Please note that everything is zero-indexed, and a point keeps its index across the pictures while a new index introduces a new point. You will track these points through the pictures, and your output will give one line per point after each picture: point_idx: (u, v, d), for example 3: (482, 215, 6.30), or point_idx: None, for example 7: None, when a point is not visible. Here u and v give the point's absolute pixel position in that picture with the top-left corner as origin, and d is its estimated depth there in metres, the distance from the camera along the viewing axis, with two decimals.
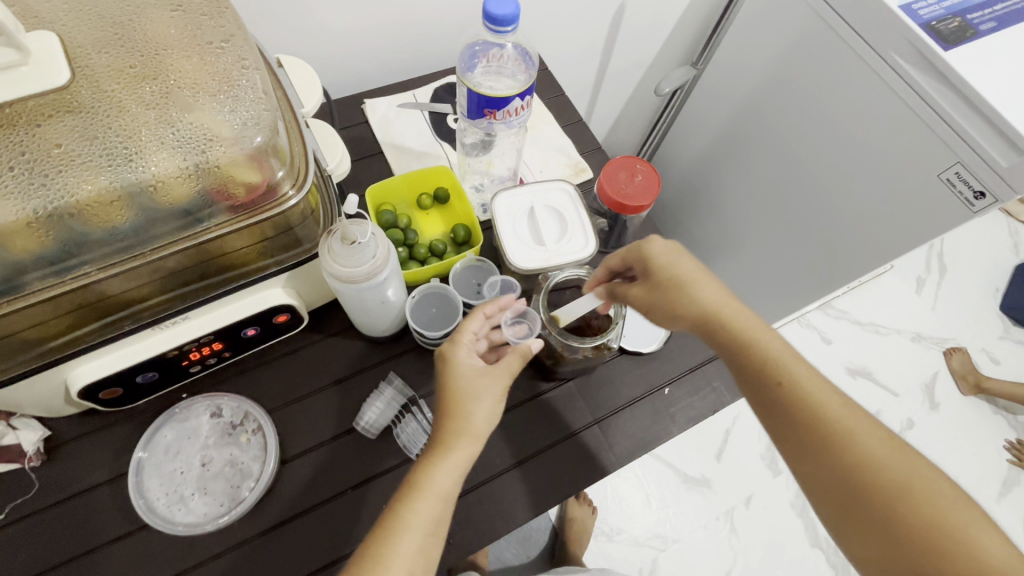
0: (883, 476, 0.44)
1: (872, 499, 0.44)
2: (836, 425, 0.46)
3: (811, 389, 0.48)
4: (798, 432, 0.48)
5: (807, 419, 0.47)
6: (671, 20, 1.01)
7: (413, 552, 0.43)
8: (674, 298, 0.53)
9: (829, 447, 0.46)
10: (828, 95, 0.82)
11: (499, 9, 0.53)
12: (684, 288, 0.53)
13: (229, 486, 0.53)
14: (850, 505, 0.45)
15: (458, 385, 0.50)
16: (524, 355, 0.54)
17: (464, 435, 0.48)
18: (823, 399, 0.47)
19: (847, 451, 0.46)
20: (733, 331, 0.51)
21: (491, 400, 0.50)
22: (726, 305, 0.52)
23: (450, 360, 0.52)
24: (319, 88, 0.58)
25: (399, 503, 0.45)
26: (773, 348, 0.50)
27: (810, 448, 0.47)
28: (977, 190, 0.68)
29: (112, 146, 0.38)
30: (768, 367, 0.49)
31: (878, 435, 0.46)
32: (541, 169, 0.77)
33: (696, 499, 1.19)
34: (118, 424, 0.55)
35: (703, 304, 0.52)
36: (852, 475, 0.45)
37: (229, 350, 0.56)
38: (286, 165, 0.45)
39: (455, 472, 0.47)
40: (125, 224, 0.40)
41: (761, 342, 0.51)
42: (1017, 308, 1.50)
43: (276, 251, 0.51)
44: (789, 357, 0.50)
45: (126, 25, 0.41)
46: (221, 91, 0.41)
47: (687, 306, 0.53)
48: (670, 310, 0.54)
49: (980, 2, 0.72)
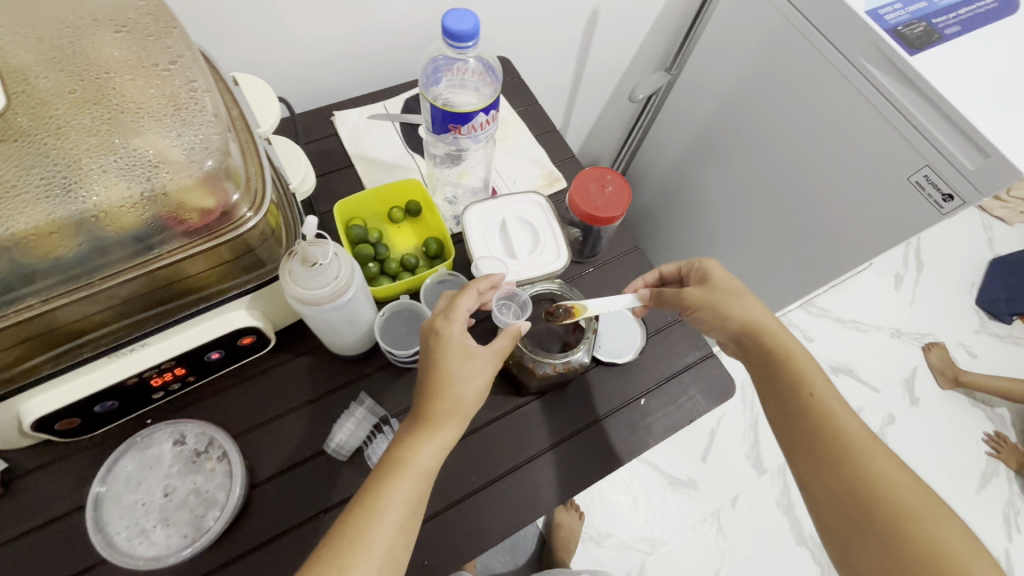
0: (889, 495, 0.45)
1: (876, 517, 0.45)
2: (851, 442, 0.48)
3: (837, 407, 0.50)
4: (815, 443, 0.49)
5: (825, 432, 0.49)
6: (645, 26, 1.01)
7: (393, 529, 0.43)
8: (731, 303, 0.56)
9: (842, 461, 0.47)
10: (796, 101, 0.82)
11: (458, 25, 0.52)
12: (740, 296, 0.56)
13: (193, 516, 0.51)
14: (854, 522, 0.46)
15: (448, 363, 0.49)
16: (512, 336, 0.52)
17: (451, 416, 0.48)
18: (843, 418, 0.49)
19: (860, 467, 0.47)
20: (775, 343, 0.53)
21: (480, 384, 0.50)
22: (774, 320, 0.55)
23: (443, 336, 0.50)
24: (277, 106, 0.57)
25: (382, 478, 0.45)
26: (805, 364, 0.52)
27: (824, 460, 0.48)
28: (946, 192, 0.69)
29: (53, 176, 0.37)
30: (796, 379, 0.52)
31: (892, 460, 0.47)
32: (513, 180, 0.77)
33: (683, 501, 1.21)
34: (80, 453, 0.54)
35: (754, 309, 0.55)
36: (859, 491, 0.46)
37: (193, 375, 0.54)
38: (242, 187, 0.44)
39: (439, 449, 0.48)
40: (71, 254, 0.39)
41: (794, 354, 0.53)
42: (992, 302, 1.53)
43: (238, 274, 0.50)
44: (818, 375, 0.52)
45: (67, 48, 0.40)
46: (169, 116, 0.40)
47: (742, 312, 0.55)
48: (726, 313, 0.55)
49: (944, 7, 0.73)
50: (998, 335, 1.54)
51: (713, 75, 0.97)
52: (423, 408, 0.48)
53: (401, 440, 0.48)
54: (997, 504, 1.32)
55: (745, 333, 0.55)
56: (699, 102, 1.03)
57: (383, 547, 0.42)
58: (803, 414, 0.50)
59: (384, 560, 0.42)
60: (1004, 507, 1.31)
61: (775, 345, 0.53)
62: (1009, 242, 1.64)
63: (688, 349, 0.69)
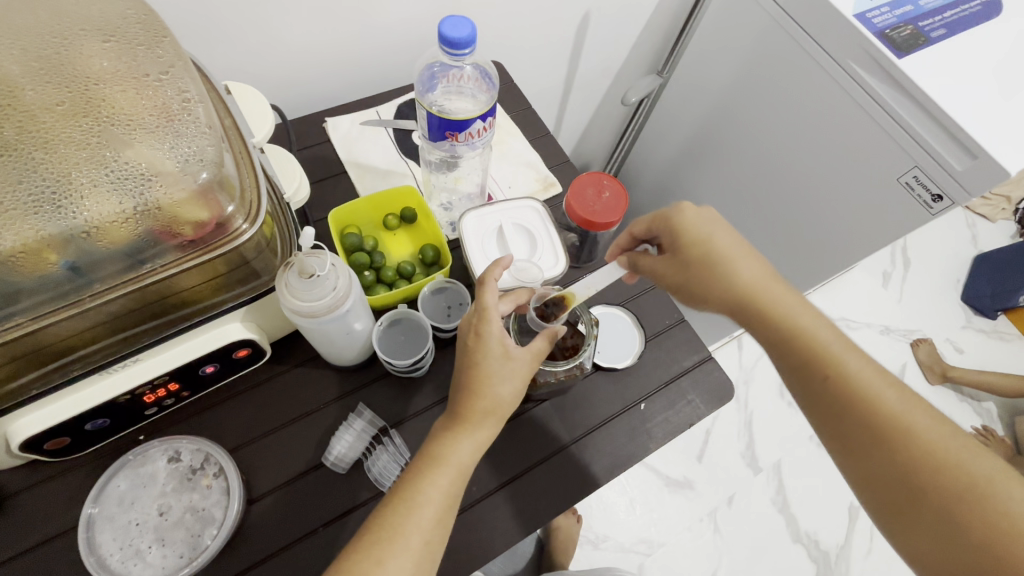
0: (943, 467, 0.42)
1: (931, 493, 0.42)
2: (892, 418, 0.44)
3: (868, 383, 0.46)
4: (857, 427, 0.45)
5: (863, 413, 0.45)
6: (635, 29, 1.01)
7: (429, 525, 0.46)
8: (734, 267, 0.50)
9: (887, 440, 0.44)
10: (787, 104, 0.83)
11: (454, 32, 0.52)
12: (716, 274, 0.51)
13: (190, 535, 0.49)
14: (908, 502, 0.43)
15: (488, 364, 0.51)
16: (548, 338, 0.53)
17: (489, 416, 0.51)
18: (878, 392, 0.45)
19: (907, 443, 0.44)
20: (775, 318, 0.49)
21: (518, 385, 0.52)
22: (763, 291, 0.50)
23: (483, 336, 0.51)
24: (270, 115, 0.56)
25: (422, 474, 0.48)
26: (822, 339, 0.48)
27: (868, 443, 0.45)
28: (934, 193, 0.69)
29: (41, 191, 0.36)
30: (821, 361, 0.47)
31: (937, 424, 0.44)
32: (509, 185, 0.76)
33: (679, 502, 1.21)
34: (70, 472, 0.52)
35: (737, 285, 0.50)
36: (910, 470, 0.43)
37: (187, 390, 0.53)
38: (237, 199, 0.43)
39: (475, 449, 0.50)
40: (60, 271, 0.38)
41: (810, 324, 0.49)
42: (977, 298, 1.55)
43: (233, 286, 0.49)
44: (843, 346, 0.48)
45: (54, 58, 0.39)
46: (162, 127, 0.39)
47: (743, 279, 0.50)
48: (726, 280, 0.50)
49: (930, 10, 0.74)
50: (984, 330, 1.57)
51: (705, 78, 0.98)
52: (462, 407, 0.51)
53: (440, 436, 0.51)
54: None
55: (751, 309, 0.50)
56: (690, 104, 1.04)
57: (421, 540, 0.46)
58: (834, 399, 0.46)
59: (421, 552, 0.45)
60: None
61: (786, 324, 0.49)
62: (993, 238, 1.67)
63: (686, 354, 0.69)
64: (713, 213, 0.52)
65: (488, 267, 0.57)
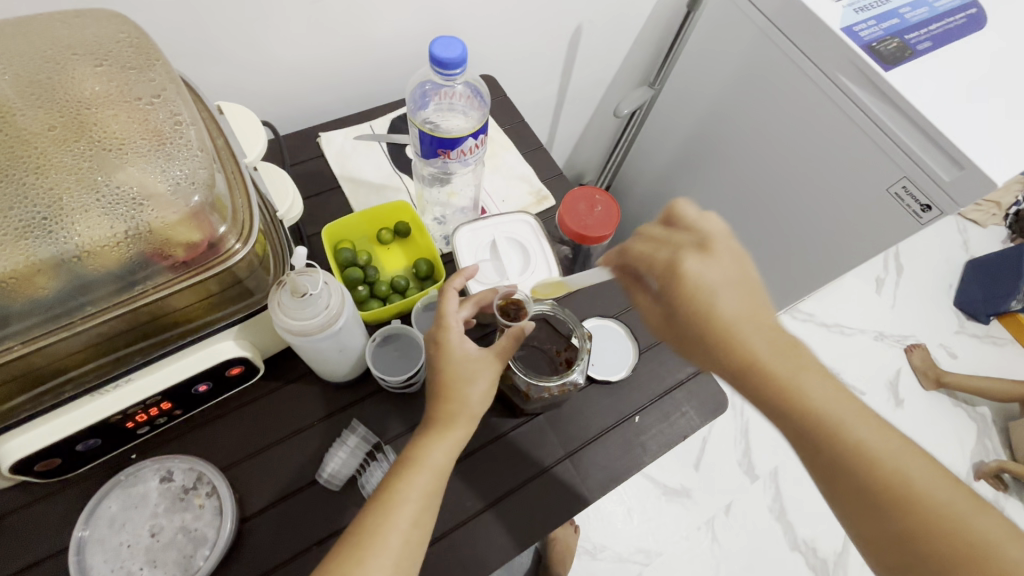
0: (937, 515, 0.40)
1: (926, 545, 0.40)
2: (885, 473, 0.42)
3: (853, 429, 0.43)
4: (849, 478, 0.43)
5: (854, 464, 0.43)
6: (627, 40, 1.02)
7: (407, 524, 0.46)
8: (722, 339, 0.46)
9: (882, 491, 0.42)
10: (777, 114, 0.84)
11: (446, 53, 0.52)
12: (735, 333, 0.46)
13: (182, 556, 0.49)
14: (908, 555, 0.41)
15: (451, 368, 0.52)
16: (514, 336, 0.54)
17: (460, 415, 0.51)
18: (870, 446, 0.43)
19: (899, 492, 0.41)
20: (768, 376, 0.45)
21: (487, 384, 0.53)
22: (763, 354, 0.46)
23: (441, 343, 0.53)
24: (263, 135, 0.57)
25: (398, 476, 0.49)
26: (810, 395, 0.44)
27: (857, 492, 0.43)
28: (924, 203, 0.71)
29: (32, 217, 0.36)
30: (811, 422, 0.44)
31: (930, 472, 0.42)
32: (502, 199, 0.77)
33: (677, 510, 1.20)
34: (62, 492, 0.52)
35: (751, 349, 0.46)
36: (910, 526, 0.41)
37: (179, 408, 0.52)
38: (229, 219, 0.43)
39: (451, 450, 0.51)
40: (51, 293, 0.38)
41: (796, 383, 0.45)
42: (970, 303, 1.57)
43: (226, 304, 0.49)
44: (828, 395, 0.44)
45: (46, 83, 0.39)
46: (154, 150, 0.39)
47: (734, 352, 0.46)
48: (719, 352, 0.47)
49: (916, 23, 0.75)
50: (977, 335, 1.58)
51: (696, 86, 0.98)
52: (436, 410, 0.52)
53: (416, 440, 0.51)
54: None
55: (739, 372, 0.46)
56: (682, 113, 1.04)
57: (399, 539, 0.45)
58: (823, 449, 0.44)
59: (400, 552, 0.45)
60: None
61: (774, 381, 0.45)
62: (983, 244, 1.68)
63: (681, 365, 0.69)
64: (721, 276, 0.48)
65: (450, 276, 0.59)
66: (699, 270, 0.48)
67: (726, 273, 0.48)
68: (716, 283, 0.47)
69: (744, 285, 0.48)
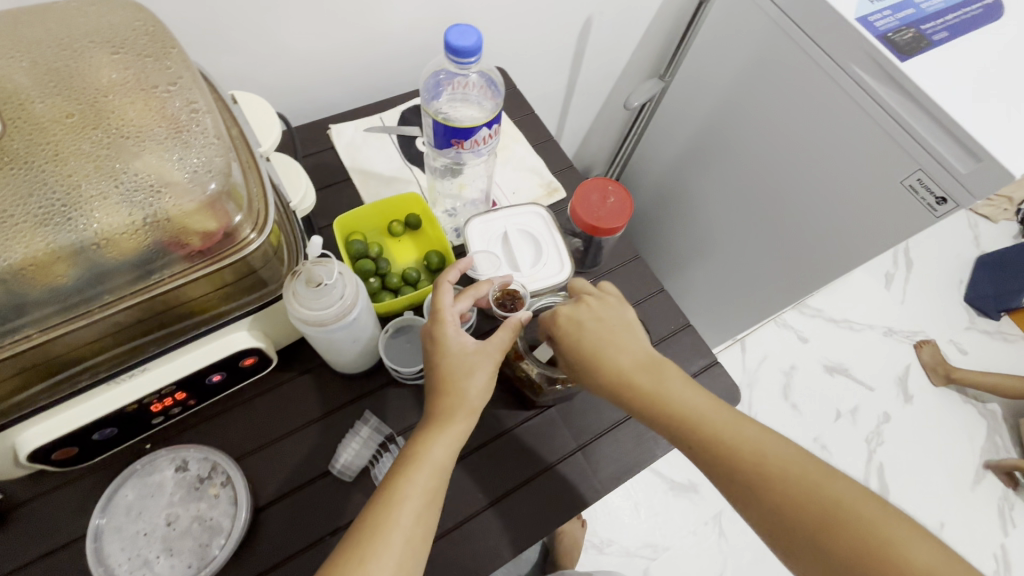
0: (799, 486, 0.45)
1: (799, 517, 0.44)
2: (751, 464, 0.47)
3: (720, 424, 0.50)
4: (728, 469, 0.48)
5: (729, 454, 0.48)
6: (637, 32, 1.01)
7: (409, 521, 0.45)
8: (596, 364, 0.54)
9: (754, 474, 0.47)
10: (789, 106, 0.83)
11: (461, 41, 0.52)
12: (603, 353, 0.54)
13: (198, 545, 0.49)
14: (783, 537, 0.45)
15: (449, 363, 0.52)
16: (512, 328, 0.54)
17: (460, 409, 0.51)
18: (737, 442, 0.48)
19: (767, 471, 0.46)
20: (641, 392, 0.52)
21: (488, 377, 0.52)
22: (631, 372, 0.54)
23: (438, 338, 0.52)
24: (277, 124, 0.56)
25: (397, 473, 0.48)
26: (680, 401, 0.51)
27: (737, 481, 0.47)
28: (939, 196, 0.69)
29: (51, 204, 0.36)
30: (685, 423, 0.50)
31: (792, 460, 0.47)
32: (513, 191, 0.76)
33: (684, 505, 1.20)
34: (78, 481, 0.52)
35: (619, 366, 0.54)
36: (775, 511, 0.45)
37: (194, 399, 0.53)
38: (244, 208, 0.43)
39: (453, 445, 0.50)
40: (69, 281, 0.38)
41: (667, 390, 0.52)
42: (980, 299, 1.55)
43: (241, 294, 0.49)
44: (693, 400, 0.51)
45: (63, 71, 0.39)
46: (171, 138, 0.39)
47: (610, 372, 0.54)
48: (594, 375, 0.54)
49: (933, 13, 0.74)
50: (987, 331, 1.56)
51: (707, 78, 0.97)
52: (436, 405, 0.51)
53: (416, 437, 0.50)
54: (991, 501, 1.33)
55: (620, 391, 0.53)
56: (691, 106, 1.04)
57: (402, 537, 0.44)
58: (700, 448, 0.49)
59: (404, 550, 0.44)
60: (999, 503, 1.33)
61: (645, 392, 0.52)
62: (994, 239, 1.67)
63: (693, 359, 0.68)
64: (594, 310, 0.57)
65: (444, 271, 0.58)
66: (570, 313, 0.57)
67: (601, 313, 0.57)
68: (590, 319, 0.57)
69: (620, 326, 0.57)
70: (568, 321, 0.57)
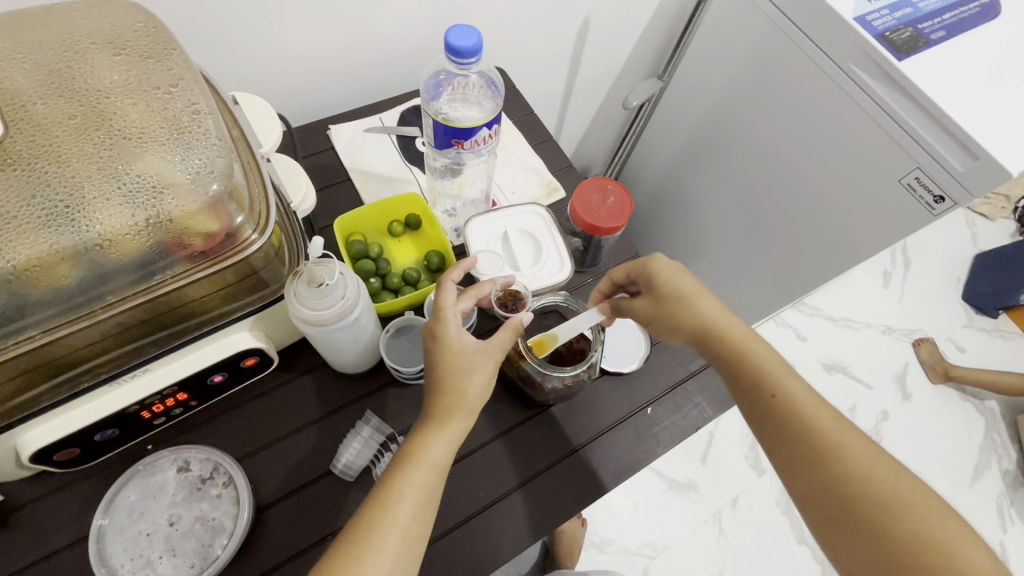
0: (862, 480, 0.46)
1: (855, 504, 0.45)
2: (828, 435, 0.48)
3: (803, 402, 0.50)
4: (795, 442, 0.49)
5: (801, 430, 0.49)
6: (635, 32, 1.01)
7: (406, 521, 0.45)
8: (680, 315, 0.55)
9: (821, 454, 0.48)
10: (787, 105, 0.83)
11: (461, 41, 0.52)
12: (687, 305, 0.55)
13: (200, 545, 0.49)
14: (826, 514, 0.47)
15: (448, 361, 0.51)
16: (514, 329, 0.53)
17: (458, 408, 0.49)
18: (816, 414, 0.49)
19: (831, 455, 0.47)
20: (727, 343, 0.54)
21: (487, 377, 0.51)
22: (724, 324, 0.54)
23: (439, 336, 0.52)
24: (278, 126, 0.57)
25: (395, 471, 0.47)
26: (768, 364, 0.52)
27: (801, 455, 0.48)
28: (937, 194, 0.70)
29: (54, 205, 0.36)
30: (765, 382, 0.52)
31: (868, 447, 0.48)
32: (512, 190, 0.76)
33: (684, 505, 1.18)
34: (80, 482, 0.52)
35: (705, 319, 0.55)
36: (838, 483, 0.46)
37: (195, 399, 0.53)
38: (246, 209, 0.43)
39: (451, 444, 0.49)
40: (72, 282, 0.38)
41: (755, 352, 0.53)
42: (977, 297, 1.56)
43: (243, 294, 0.49)
44: (781, 371, 0.52)
45: (66, 72, 0.39)
46: (173, 139, 0.39)
47: (695, 320, 0.55)
48: (678, 324, 0.56)
49: (930, 12, 0.74)
50: (985, 329, 1.57)
51: (707, 77, 0.97)
52: (433, 404, 0.50)
53: (414, 434, 0.49)
54: (989, 497, 1.34)
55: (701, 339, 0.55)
56: (690, 106, 1.04)
57: (398, 536, 0.44)
58: (774, 414, 0.50)
59: (400, 548, 0.44)
60: (996, 499, 1.34)
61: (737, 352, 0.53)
62: (992, 237, 1.67)
63: (692, 357, 0.69)
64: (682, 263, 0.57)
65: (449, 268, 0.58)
66: (667, 265, 0.57)
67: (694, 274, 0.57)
68: (684, 274, 0.56)
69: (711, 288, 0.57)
70: (668, 269, 0.57)
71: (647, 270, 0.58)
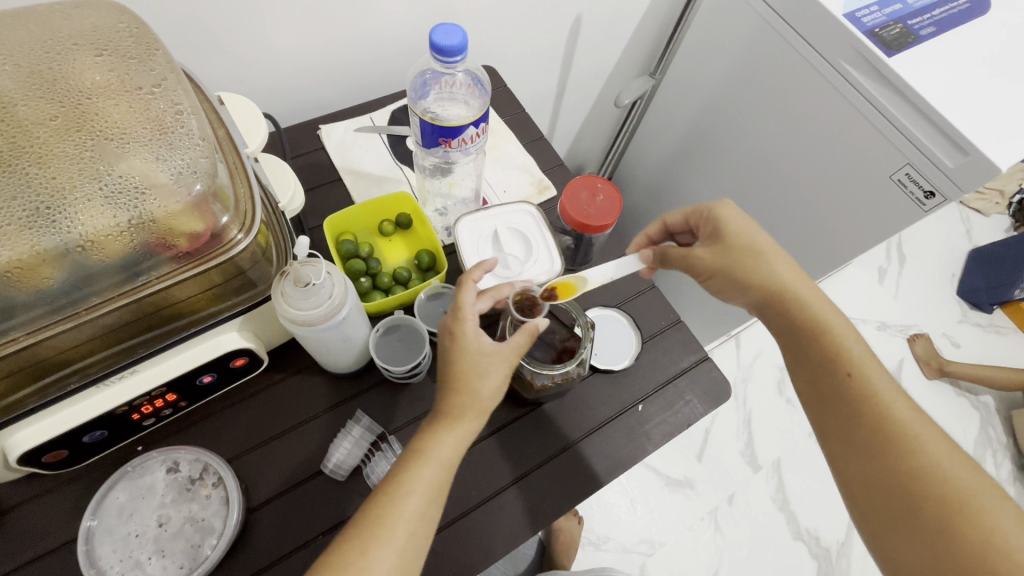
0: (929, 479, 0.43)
1: (919, 499, 0.43)
2: (901, 426, 0.46)
3: (882, 389, 0.48)
4: (862, 429, 0.47)
5: (873, 418, 0.47)
6: (627, 30, 1.01)
7: (412, 516, 0.45)
8: (743, 262, 0.54)
9: (894, 444, 0.45)
10: (777, 101, 0.83)
11: (446, 40, 0.52)
12: (755, 257, 0.54)
13: (190, 545, 0.49)
14: (882, 505, 0.45)
15: (465, 361, 0.50)
16: (530, 333, 0.53)
17: (471, 407, 0.50)
18: (892, 404, 0.47)
19: (902, 447, 0.45)
20: (801, 312, 0.52)
21: (501, 379, 0.51)
22: (794, 282, 0.53)
23: (456, 336, 0.51)
24: (264, 126, 0.56)
25: (405, 466, 0.47)
26: (848, 344, 0.50)
27: (866, 444, 0.47)
28: (927, 190, 0.70)
29: (36, 207, 0.36)
30: (841, 364, 0.50)
31: (952, 453, 0.44)
32: (503, 189, 0.76)
33: (680, 502, 1.21)
34: (70, 483, 0.52)
35: (776, 274, 0.53)
36: (908, 479, 0.44)
37: (184, 400, 0.53)
38: (231, 209, 0.43)
39: (460, 443, 0.49)
40: (55, 283, 0.38)
41: (836, 332, 0.51)
42: (972, 292, 1.57)
43: (231, 294, 0.49)
44: (861, 354, 0.50)
45: (48, 73, 0.39)
46: (155, 139, 0.39)
47: (762, 275, 0.53)
48: (741, 276, 0.54)
49: (919, 9, 0.74)
50: (979, 324, 1.57)
51: (699, 74, 0.97)
52: (445, 402, 0.50)
53: (424, 431, 0.50)
54: None
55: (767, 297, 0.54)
56: (682, 104, 1.04)
57: (404, 531, 0.44)
58: (845, 398, 0.49)
59: (405, 543, 0.44)
60: None
61: (816, 327, 0.51)
62: (986, 233, 1.68)
63: (683, 354, 0.69)
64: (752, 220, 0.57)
65: (469, 268, 0.58)
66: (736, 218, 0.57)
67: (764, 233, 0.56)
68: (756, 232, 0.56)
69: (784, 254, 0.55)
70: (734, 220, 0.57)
71: (714, 219, 0.58)
